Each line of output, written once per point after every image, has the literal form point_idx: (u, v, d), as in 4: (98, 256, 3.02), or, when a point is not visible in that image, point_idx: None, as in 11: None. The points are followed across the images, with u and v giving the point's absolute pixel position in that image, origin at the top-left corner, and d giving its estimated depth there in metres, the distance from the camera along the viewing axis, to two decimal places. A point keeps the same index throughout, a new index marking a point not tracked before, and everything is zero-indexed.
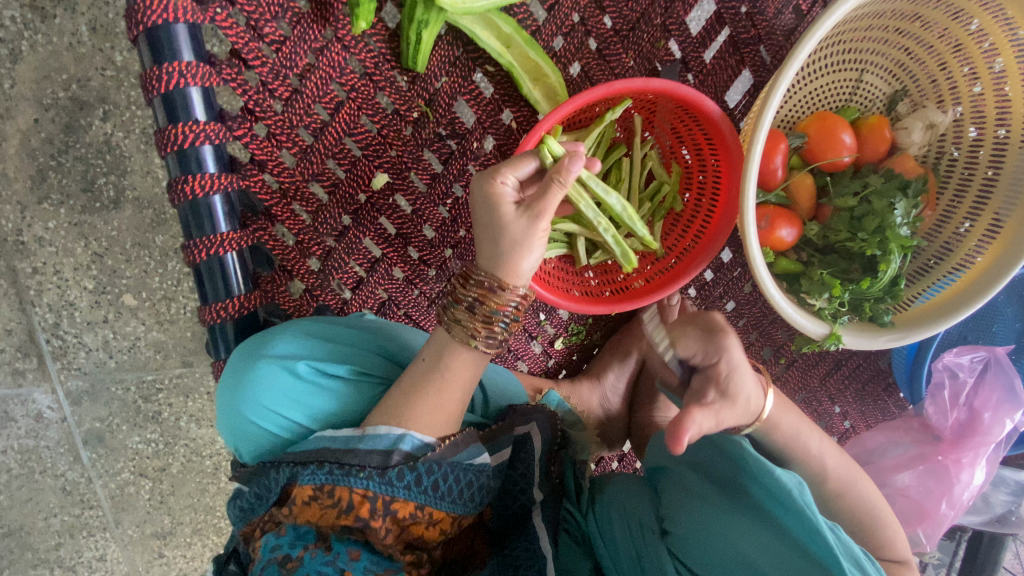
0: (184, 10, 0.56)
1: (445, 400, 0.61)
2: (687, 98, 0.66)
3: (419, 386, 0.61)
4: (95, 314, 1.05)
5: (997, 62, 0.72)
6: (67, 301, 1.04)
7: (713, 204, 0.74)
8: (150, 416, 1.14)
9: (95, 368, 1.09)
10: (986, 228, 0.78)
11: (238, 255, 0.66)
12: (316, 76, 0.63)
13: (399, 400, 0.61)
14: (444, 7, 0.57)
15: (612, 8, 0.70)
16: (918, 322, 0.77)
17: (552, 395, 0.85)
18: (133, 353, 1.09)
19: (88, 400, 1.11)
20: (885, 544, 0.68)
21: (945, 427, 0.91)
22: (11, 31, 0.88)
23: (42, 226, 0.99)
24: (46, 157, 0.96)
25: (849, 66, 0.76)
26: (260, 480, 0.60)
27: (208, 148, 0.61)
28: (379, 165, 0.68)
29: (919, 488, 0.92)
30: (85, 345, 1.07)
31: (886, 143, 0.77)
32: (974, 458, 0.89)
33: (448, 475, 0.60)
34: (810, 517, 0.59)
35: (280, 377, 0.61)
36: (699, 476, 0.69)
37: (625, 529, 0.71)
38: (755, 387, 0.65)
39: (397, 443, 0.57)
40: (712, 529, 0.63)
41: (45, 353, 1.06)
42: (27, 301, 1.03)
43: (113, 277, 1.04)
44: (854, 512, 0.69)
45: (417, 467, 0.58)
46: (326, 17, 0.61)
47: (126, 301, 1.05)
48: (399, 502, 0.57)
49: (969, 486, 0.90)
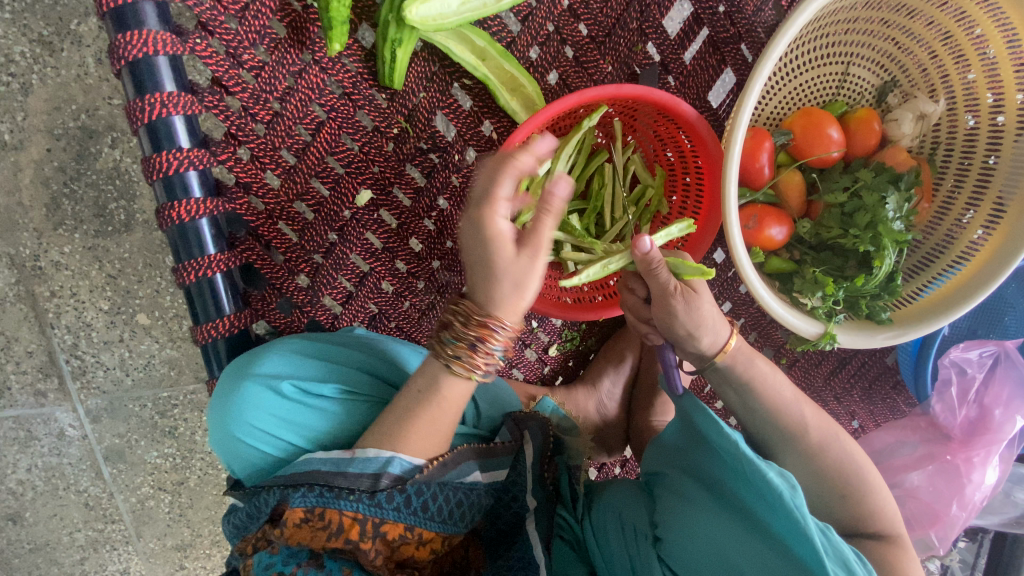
0: (164, 42, 0.58)
1: (436, 423, 0.61)
2: (662, 102, 0.66)
3: (408, 411, 0.60)
4: (111, 334, 1.09)
5: (988, 51, 0.71)
6: (84, 322, 1.08)
7: (698, 205, 0.74)
8: (167, 431, 1.18)
9: (113, 386, 1.13)
10: (988, 216, 0.75)
11: (227, 276, 0.67)
12: (296, 98, 0.64)
13: (389, 424, 0.61)
14: (415, 24, 0.58)
15: (587, 15, 0.70)
16: (918, 319, 0.74)
17: (547, 403, 0.86)
18: (148, 370, 1.13)
19: (107, 416, 1.14)
20: (875, 513, 0.66)
21: (953, 425, 0.89)
22: (22, 65, 0.92)
23: (58, 251, 1.03)
24: (59, 184, 1.00)
25: (834, 59, 0.75)
26: (251, 499, 0.61)
27: (193, 174, 0.62)
28: (362, 182, 0.70)
29: (930, 489, 0.89)
30: (103, 364, 1.11)
31: (876, 135, 0.75)
32: (986, 457, 0.86)
33: (438, 495, 0.62)
34: (798, 519, 0.57)
35: (268, 396, 0.62)
36: (687, 477, 0.71)
37: (619, 533, 0.73)
38: (717, 324, 0.66)
39: (385, 466, 0.59)
40: (700, 534, 0.64)
41: (65, 373, 1.10)
42: (46, 323, 1.07)
43: (127, 298, 1.07)
44: (838, 475, 0.67)
45: (406, 489, 0.59)
46: (303, 40, 0.62)
47: (140, 320, 1.09)
48: (389, 523, 0.59)
49: (980, 486, 0.86)
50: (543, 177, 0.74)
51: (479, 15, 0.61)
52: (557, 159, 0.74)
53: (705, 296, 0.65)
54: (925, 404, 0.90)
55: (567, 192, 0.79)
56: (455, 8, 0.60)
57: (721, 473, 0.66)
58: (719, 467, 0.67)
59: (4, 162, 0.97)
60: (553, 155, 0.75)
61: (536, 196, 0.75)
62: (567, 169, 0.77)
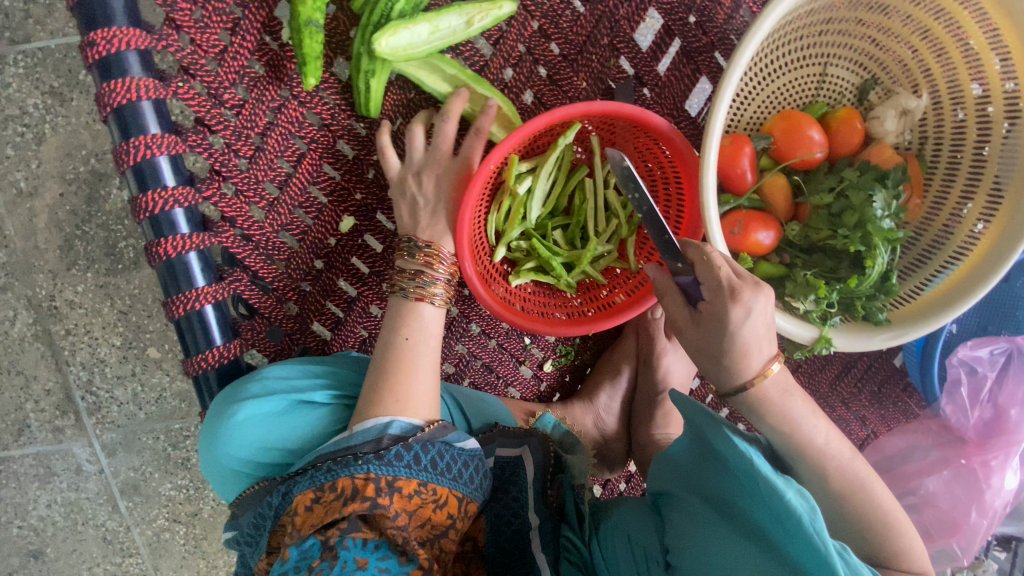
0: (147, 88, 0.60)
1: (423, 364, 0.67)
2: (634, 115, 0.66)
3: (400, 360, 0.66)
4: (123, 368, 1.16)
5: (966, 41, 0.70)
6: (98, 358, 1.15)
7: (680, 214, 0.74)
8: (180, 462, 1.21)
9: (127, 420, 1.18)
10: (984, 208, 0.73)
11: (218, 308, 0.68)
12: (277, 132, 0.66)
13: (381, 383, 0.65)
14: (387, 57, 0.61)
15: (557, 34, 0.71)
16: (918, 318, 0.72)
17: (547, 419, 0.87)
18: (160, 404, 1.17)
19: (121, 450, 1.19)
20: (899, 553, 0.65)
21: (966, 427, 0.85)
22: (35, 116, 1.04)
23: (72, 290, 1.12)
24: (71, 227, 1.10)
25: (811, 61, 0.75)
26: (255, 510, 0.63)
27: (180, 211, 0.64)
28: (345, 210, 0.71)
29: (947, 496, 0.85)
30: (117, 399, 1.17)
31: (859, 134, 0.74)
32: (1004, 460, 0.83)
33: (444, 453, 0.64)
34: (818, 542, 0.56)
35: (253, 415, 0.64)
36: (699, 499, 0.69)
37: (629, 555, 0.74)
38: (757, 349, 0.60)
39: (385, 428, 0.61)
40: (710, 558, 0.63)
41: (81, 409, 1.17)
42: (63, 361, 1.15)
43: (138, 332, 1.14)
44: (868, 515, 0.65)
45: (412, 446, 0.61)
46: (281, 77, 0.65)
47: (152, 354, 1.16)
48: (402, 479, 0.59)
49: (1000, 492, 0.83)
50: (524, 195, 0.76)
51: (448, 42, 0.64)
52: (537, 177, 0.76)
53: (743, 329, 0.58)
54: (936, 406, 0.86)
55: (550, 209, 0.81)
56: (425, 38, 0.63)
57: (734, 494, 0.65)
58: (733, 488, 0.65)
59: (24, 210, 1.09)
60: (533, 173, 0.76)
61: (517, 215, 0.76)
62: (548, 187, 0.78)
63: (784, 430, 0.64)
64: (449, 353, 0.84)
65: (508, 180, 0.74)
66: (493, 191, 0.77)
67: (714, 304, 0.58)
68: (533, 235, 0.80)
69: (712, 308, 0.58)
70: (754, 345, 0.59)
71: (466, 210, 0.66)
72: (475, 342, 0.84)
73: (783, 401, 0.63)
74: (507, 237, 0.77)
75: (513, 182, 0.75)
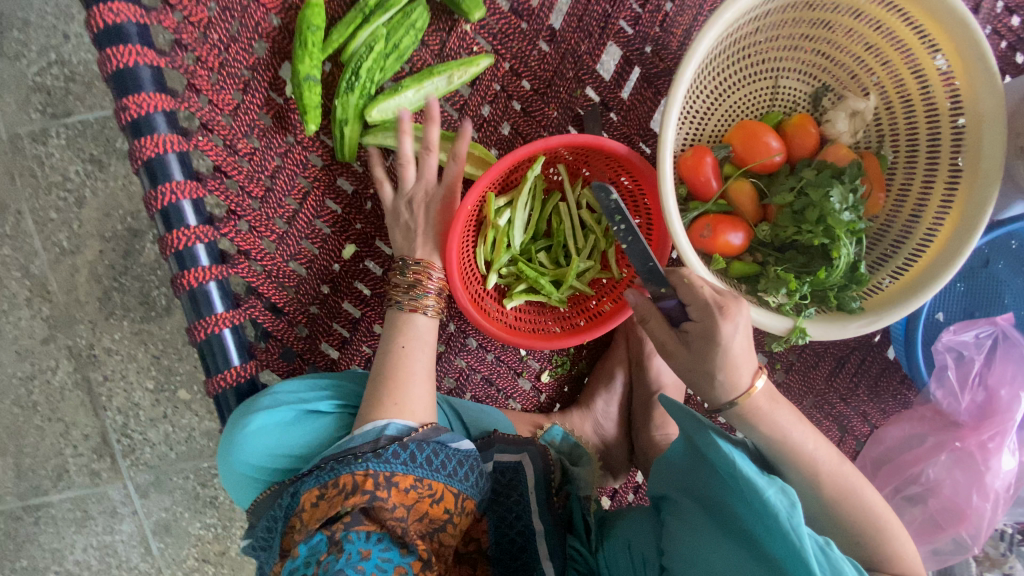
0: (172, 143, 0.70)
1: (417, 371, 0.73)
2: (590, 143, 0.73)
3: (397, 368, 0.72)
4: (155, 411, 1.36)
5: (903, 45, 0.76)
6: (132, 402, 1.35)
7: (650, 224, 0.81)
8: (208, 501, 1.40)
9: (159, 461, 1.38)
10: (942, 197, 0.76)
11: (235, 331, 0.75)
12: (284, 174, 0.76)
13: (380, 393, 0.70)
14: (378, 121, 0.75)
15: (527, 73, 0.80)
16: (887, 305, 0.74)
17: (558, 430, 0.91)
18: (189, 443, 1.37)
19: (154, 490, 1.39)
20: (894, 557, 0.67)
21: (959, 411, 0.85)
22: (77, 182, 1.26)
23: (110, 338, 1.33)
24: (110, 279, 1.31)
25: (761, 76, 0.81)
26: (268, 514, 0.69)
27: (201, 246, 0.72)
28: (347, 238, 0.79)
29: (949, 481, 0.85)
30: (149, 440, 1.37)
31: (814, 137, 0.80)
32: (1000, 442, 0.82)
33: (439, 452, 0.68)
34: (794, 540, 0.58)
35: (265, 423, 0.70)
36: (690, 499, 0.72)
37: (628, 561, 0.77)
38: (740, 359, 0.64)
39: (383, 430, 0.66)
40: (698, 559, 0.66)
41: (116, 452, 1.37)
42: (101, 407, 1.35)
43: (169, 375, 1.35)
44: (860, 520, 0.67)
45: (408, 445, 0.66)
46: (286, 127, 0.75)
47: (181, 396, 1.36)
48: (399, 475, 0.64)
49: (999, 474, 0.82)
50: (505, 226, 0.83)
51: (429, 98, 0.76)
52: (515, 209, 0.83)
53: (731, 340, 0.62)
54: (926, 392, 0.86)
55: (532, 234, 0.87)
56: (410, 98, 0.75)
57: (721, 495, 0.67)
58: (720, 489, 0.68)
59: (67, 266, 1.30)
60: (512, 205, 0.84)
61: (502, 244, 0.83)
62: (527, 214, 0.86)
63: (770, 438, 0.67)
64: (449, 368, 0.89)
65: (488, 216, 0.82)
66: (478, 226, 0.84)
67: (705, 323, 0.62)
68: (518, 260, 0.86)
69: (703, 327, 0.63)
70: (738, 360, 0.63)
71: (453, 242, 0.73)
72: (474, 356, 0.90)
73: (771, 410, 0.67)
74: (496, 266, 0.85)
75: (493, 217, 0.82)
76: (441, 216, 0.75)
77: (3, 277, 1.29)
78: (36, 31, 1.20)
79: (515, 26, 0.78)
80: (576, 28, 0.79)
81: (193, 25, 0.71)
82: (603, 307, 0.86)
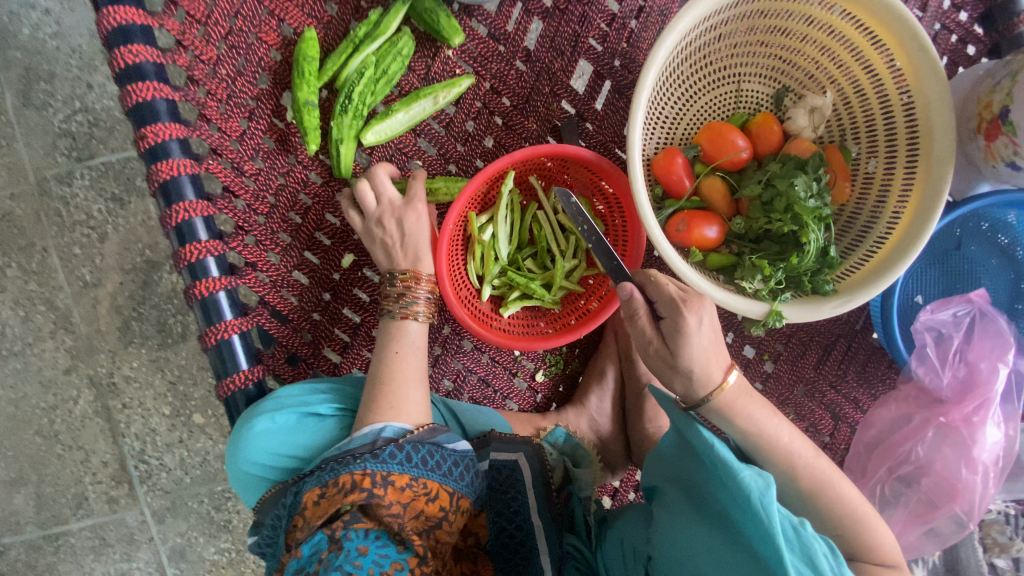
0: (185, 166, 0.77)
1: (408, 374, 0.77)
2: (553, 151, 0.81)
3: (388, 372, 0.76)
4: (172, 436, 1.41)
5: (852, 44, 0.81)
6: (149, 428, 1.40)
7: (626, 224, 0.87)
8: (222, 525, 1.43)
9: (174, 486, 1.41)
10: (903, 182, 0.80)
11: (243, 337, 0.80)
12: (287, 191, 0.82)
13: (376, 399, 0.75)
14: (372, 142, 0.82)
15: (506, 90, 0.87)
16: (858, 287, 0.77)
17: (559, 431, 0.95)
18: (204, 466, 1.42)
19: (170, 515, 1.42)
20: (871, 546, 0.70)
21: (943, 387, 0.86)
22: (100, 220, 1.35)
23: (129, 366, 1.39)
24: (129, 310, 1.38)
25: (724, 82, 0.88)
26: (274, 512, 0.73)
27: (211, 259, 0.78)
28: (346, 248, 0.85)
29: (936, 459, 0.87)
30: (166, 465, 1.41)
31: (777, 133, 0.85)
32: (985, 415, 0.84)
33: (433, 453, 0.72)
34: (764, 519, 0.60)
35: (270, 426, 0.75)
36: (679, 490, 0.74)
37: (620, 555, 0.80)
38: (706, 354, 0.69)
39: (380, 432, 0.71)
40: (681, 546, 0.68)
41: (134, 477, 1.41)
42: (120, 434, 1.40)
43: (185, 400, 1.40)
44: (837, 511, 0.70)
45: (404, 446, 0.70)
46: (288, 149, 0.82)
47: (196, 420, 1.41)
48: (395, 475, 0.68)
49: (986, 447, 0.84)
50: (490, 241, 0.89)
51: (418, 119, 0.83)
52: (497, 223, 0.88)
53: (694, 335, 0.68)
54: (908, 371, 0.87)
55: (517, 245, 0.92)
56: (401, 121, 0.82)
57: (705, 485, 0.69)
58: (703, 479, 0.70)
59: (90, 298, 1.38)
60: (494, 221, 0.89)
61: (490, 258, 0.89)
62: (509, 228, 0.91)
63: (746, 432, 0.72)
64: (446, 370, 0.93)
65: (472, 234, 0.88)
66: (466, 244, 0.90)
67: (673, 316, 0.68)
68: (508, 270, 0.91)
69: (671, 322, 0.69)
70: (706, 354, 0.69)
71: (441, 259, 0.81)
72: (470, 358, 0.93)
73: (742, 403, 0.72)
74: (488, 278, 0.89)
75: (477, 234, 0.88)
76: (416, 220, 0.80)
77: (29, 312, 1.38)
78: (62, 82, 1.31)
79: (493, 49, 0.86)
80: (550, 48, 0.86)
81: (203, 62, 0.79)
82: (589, 305, 0.90)
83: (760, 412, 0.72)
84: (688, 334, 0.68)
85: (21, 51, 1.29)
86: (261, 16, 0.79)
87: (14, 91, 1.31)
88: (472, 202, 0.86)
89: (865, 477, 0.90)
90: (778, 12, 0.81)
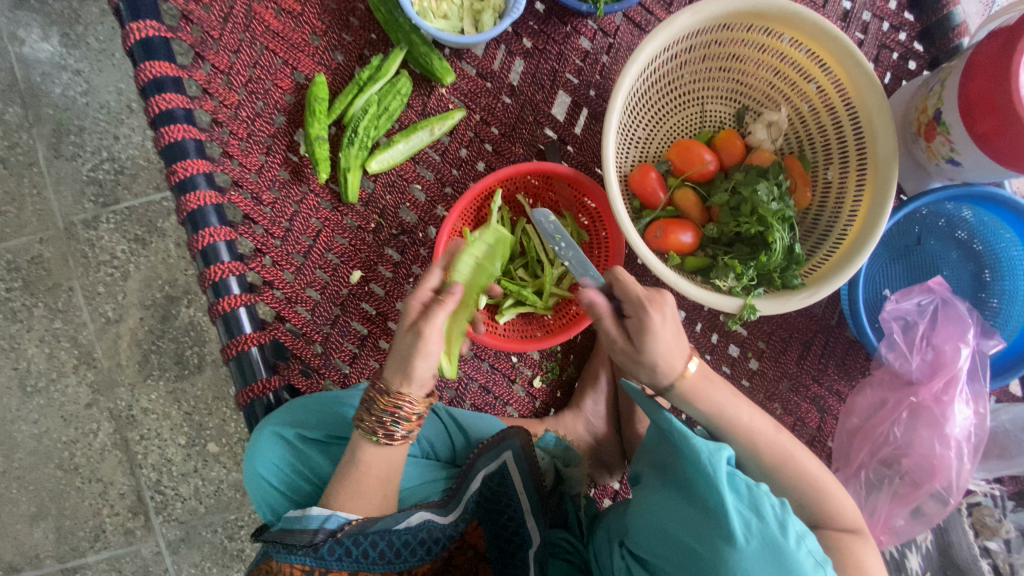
0: (210, 197, 0.87)
1: (364, 482, 0.77)
2: (533, 168, 0.92)
3: (347, 473, 0.77)
4: (187, 465, 1.45)
5: (799, 66, 0.91)
6: (166, 458, 1.45)
7: (607, 232, 0.96)
8: (235, 554, 1.46)
9: (189, 515, 1.45)
10: (856, 184, 0.88)
11: (261, 349, 0.88)
12: (300, 217, 0.91)
13: (333, 488, 0.77)
14: (376, 169, 0.92)
15: (494, 120, 0.97)
16: (822, 280, 0.84)
17: (547, 437, 0.99)
18: (218, 495, 1.46)
19: (184, 546, 1.45)
20: (831, 515, 0.78)
21: (913, 369, 0.93)
22: (123, 259, 1.45)
23: (147, 398, 1.46)
24: (148, 343, 1.46)
25: (689, 104, 0.99)
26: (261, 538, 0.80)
27: (233, 278, 0.87)
28: (354, 266, 0.93)
29: (913, 439, 0.94)
30: (181, 494, 1.45)
31: (740, 146, 0.95)
32: (952, 394, 0.92)
33: (378, 541, 0.75)
34: (712, 473, 0.71)
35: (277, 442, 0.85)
36: (654, 471, 0.81)
37: (606, 543, 0.84)
38: (667, 350, 0.77)
39: (324, 522, 0.73)
40: (649, 514, 0.76)
41: (150, 508, 1.45)
42: (137, 465, 1.45)
43: (200, 429, 1.46)
44: (799, 481, 0.79)
45: (343, 542, 0.73)
46: (301, 178, 0.92)
47: (210, 449, 1.46)
48: (334, 571, 0.73)
49: (955, 423, 0.92)
50: None
51: (417, 149, 0.94)
52: None
53: (658, 335, 0.75)
54: (881, 358, 0.93)
55: (509, 257, 1.01)
56: (402, 151, 0.93)
57: (672, 460, 0.78)
58: (670, 455, 0.79)
59: (111, 334, 1.46)
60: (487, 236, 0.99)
61: None
62: (502, 242, 1.00)
63: (710, 414, 0.80)
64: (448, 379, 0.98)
65: (468, 248, 0.97)
66: None
67: (639, 316, 0.75)
68: (502, 280, 1.00)
69: (637, 320, 0.75)
70: (669, 347, 0.76)
71: (440, 267, 0.90)
72: (470, 365, 0.99)
73: (705, 387, 0.81)
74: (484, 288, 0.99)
75: None
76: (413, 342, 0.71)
77: (55, 349, 1.46)
78: (91, 135, 1.44)
79: (481, 86, 0.97)
80: (531, 82, 0.97)
81: (226, 107, 0.90)
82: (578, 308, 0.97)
83: (724, 397, 0.81)
84: (653, 332, 0.75)
85: (55, 109, 1.43)
86: (277, 66, 0.91)
87: (47, 145, 1.44)
88: (467, 219, 0.97)
89: (849, 465, 0.96)
90: (731, 41, 0.91)
